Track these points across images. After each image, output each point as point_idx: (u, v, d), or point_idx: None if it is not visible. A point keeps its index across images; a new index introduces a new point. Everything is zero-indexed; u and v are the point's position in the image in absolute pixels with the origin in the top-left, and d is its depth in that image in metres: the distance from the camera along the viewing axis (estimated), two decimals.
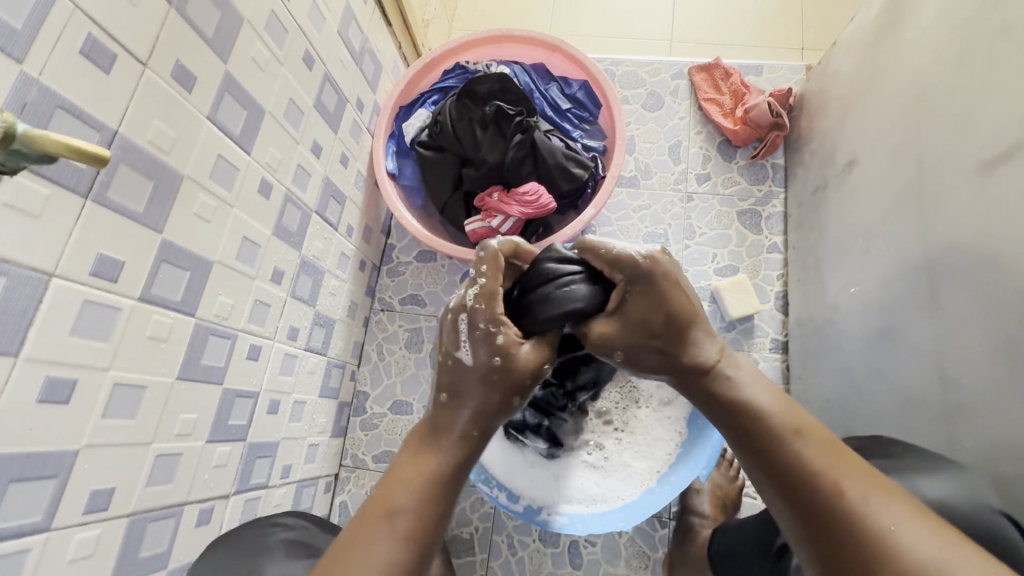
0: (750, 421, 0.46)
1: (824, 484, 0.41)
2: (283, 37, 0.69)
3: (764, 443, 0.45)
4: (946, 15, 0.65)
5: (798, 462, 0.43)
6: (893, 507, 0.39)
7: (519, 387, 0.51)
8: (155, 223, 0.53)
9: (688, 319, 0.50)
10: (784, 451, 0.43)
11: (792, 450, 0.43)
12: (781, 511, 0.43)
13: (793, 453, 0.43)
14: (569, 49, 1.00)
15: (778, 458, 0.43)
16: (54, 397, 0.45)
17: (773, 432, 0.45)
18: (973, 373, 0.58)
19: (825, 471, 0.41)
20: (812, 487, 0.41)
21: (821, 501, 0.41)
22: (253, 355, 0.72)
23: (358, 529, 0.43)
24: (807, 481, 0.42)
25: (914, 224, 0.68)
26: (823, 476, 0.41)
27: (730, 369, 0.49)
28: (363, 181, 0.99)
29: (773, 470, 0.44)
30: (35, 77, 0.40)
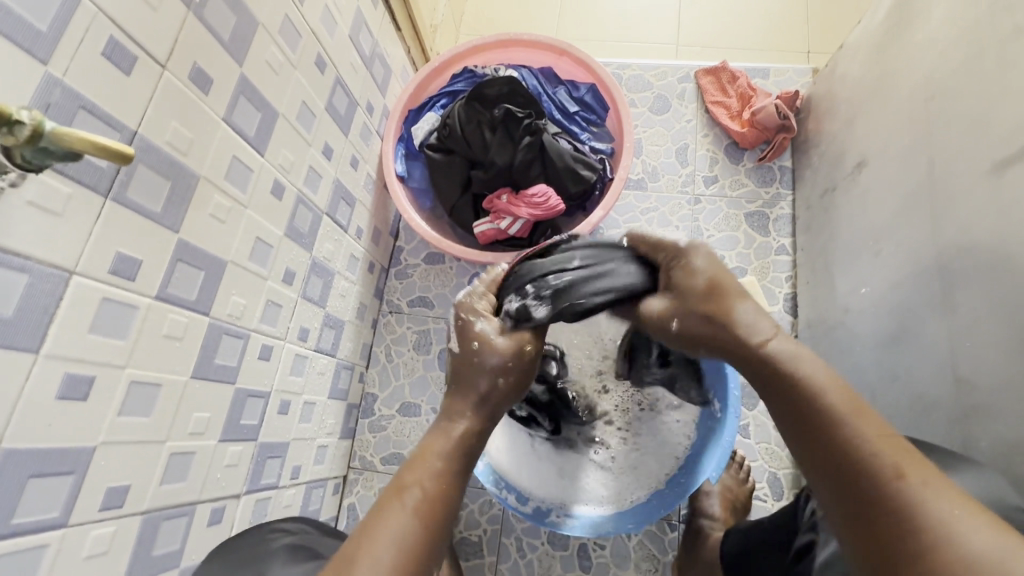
0: (803, 397, 0.46)
1: (880, 472, 0.40)
2: (296, 41, 0.70)
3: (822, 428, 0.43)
4: (956, 16, 0.65)
5: (857, 449, 0.41)
6: (958, 505, 0.37)
7: (503, 367, 0.55)
8: (171, 222, 0.53)
9: (735, 295, 0.52)
10: (844, 437, 0.42)
11: (851, 438, 0.42)
12: (829, 493, 0.42)
13: (854, 442, 0.42)
14: (577, 53, 1.00)
15: (835, 444, 0.42)
16: (73, 393, 0.46)
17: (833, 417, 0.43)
18: (987, 372, 0.58)
19: (883, 459, 0.40)
20: (870, 468, 0.40)
21: (875, 488, 0.39)
22: (264, 355, 0.72)
23: (374, 506, 0.45)
24: (863, 469, 0.40)
25: (925, 224, 0.68)
26: (884, 459, 0.40)
27: (785, 346, 0.49)
28: (373, 184, 0.99)
29: (828, 452, 0.42)
30: (59, 78, 0.41)
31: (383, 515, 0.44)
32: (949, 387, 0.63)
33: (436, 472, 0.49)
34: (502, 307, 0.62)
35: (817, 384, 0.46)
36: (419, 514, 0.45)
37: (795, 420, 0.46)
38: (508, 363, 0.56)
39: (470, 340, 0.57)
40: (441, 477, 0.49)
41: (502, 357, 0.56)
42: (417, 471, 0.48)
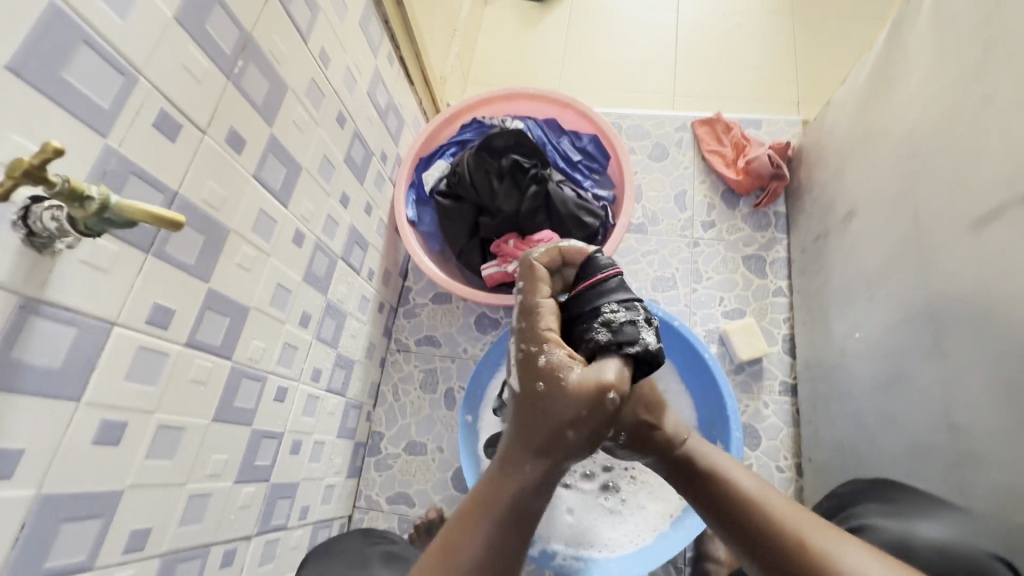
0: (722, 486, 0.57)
1: (789, 529, 0.50)
2: (320, 100, 0.75)
3: (739, 504, 0.54)
4: (932, 83, 0.70)
5: (767, 515, 0.52)
6: (850, 544, 0.47)
7: (575, 415, 0.53)
8: (203, 273, 0.57)
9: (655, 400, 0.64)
10: (754, 509, 0.53)
11: (759, 507, 0.53)
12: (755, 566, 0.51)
13: (762, 507, 0.53)
14: (580, 106, 1.06)
15: (751, 516, 0.53)
16: (107, 439, 0.48)
17: (742, 496, 0.55)
18: (979, 419, 0.60)
19: (790, 521, 0.51)
20: (779, 533, 0.50)
21: (786, 545, 0.49)
22: (280, 397, 0.75)
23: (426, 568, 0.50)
24: (773, 530, 0.51)
25: (913, 274, 0.71)
26: (789, 527, 0.50)
27: (700, 444, 0.63)
28: (384, 228, 1.04)
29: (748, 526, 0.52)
30: (115, 148, 0.45)
31: None
32: (943, 431, 0.65)
33: (490, 529, 0.52)
34: (598, 318, 0.58)
35: (731, 475, 0.58)
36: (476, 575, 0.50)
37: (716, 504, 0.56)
38: (570, 405, 0.54)
39: (534, 381, 0.56)
40: (485, 540, 0.51)
41: (568, 398, 0.54)
42: (464, 530, 0.52)
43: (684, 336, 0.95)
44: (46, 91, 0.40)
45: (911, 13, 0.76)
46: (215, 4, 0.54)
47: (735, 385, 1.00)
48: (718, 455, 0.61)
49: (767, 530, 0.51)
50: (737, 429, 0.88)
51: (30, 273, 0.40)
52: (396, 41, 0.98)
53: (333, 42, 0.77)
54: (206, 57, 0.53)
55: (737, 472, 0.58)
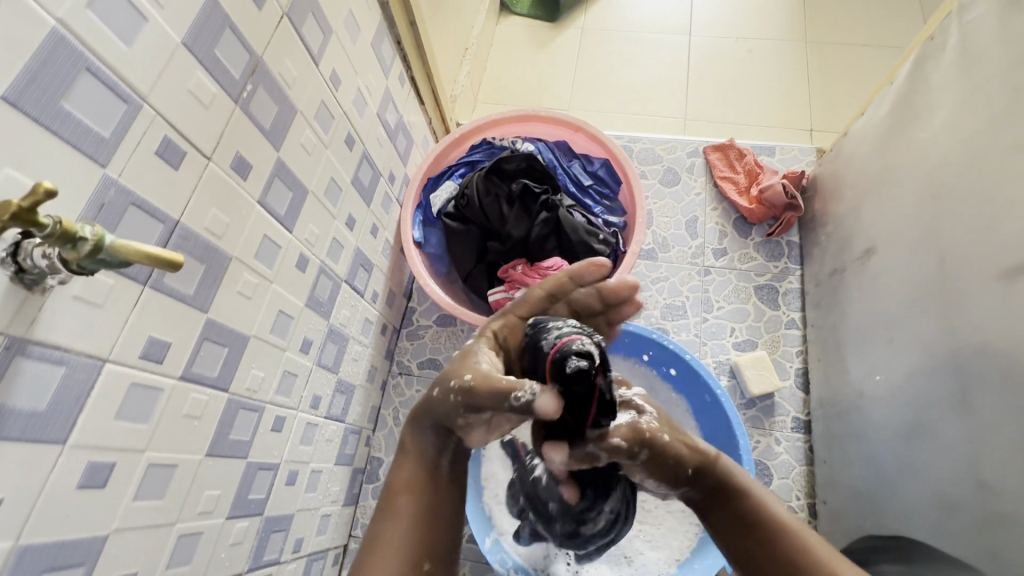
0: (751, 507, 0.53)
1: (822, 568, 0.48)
2: (329, 122, 0.74)
3: (764, 528, 0.52)
4: (958, 123, 0.68)
5: (800, 541, 0.50)
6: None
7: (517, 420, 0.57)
8: (201, 303, 0.55)
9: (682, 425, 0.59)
10: (781, 538, 0.51)
11: (795, 537, 0.51)
12: None
13: (799, 545, 0.50)
14: (592, 130, 1.05)
15: (782, 548, 0.50)
16: (93, 482, 0.46)
17: (766, 522, 0.52)
18: (1011, 479, 0.57)
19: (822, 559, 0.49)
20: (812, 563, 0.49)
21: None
22: (277, 427, 0.72)
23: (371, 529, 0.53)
24: (805, 556, 0.49)
25: (937, 319, 0.69)
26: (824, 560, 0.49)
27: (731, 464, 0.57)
28: (389, 249, 1.02)
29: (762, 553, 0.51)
30: (115, 178, 0.43)
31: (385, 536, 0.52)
32: (971, 486, 0.62)
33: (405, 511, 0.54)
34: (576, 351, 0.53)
35: (760, 496, 0.55)
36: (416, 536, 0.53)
37: (737, 531, 0.52)
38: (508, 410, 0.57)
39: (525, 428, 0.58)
40: (414, 485, 0.55)
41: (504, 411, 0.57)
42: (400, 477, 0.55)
43: (695, 368, 0.92)
44: (45, 122, 0.38)
45: (935, 49, 0.75)
46: (225, 28, 0.52)
47: (745, 420, 0.97)
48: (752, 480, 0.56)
49: (799, 555, 0.49)
50: (747, 467, 0.84)
51: (17, 312, 0.38)
52: (408, 61, 0.97)
53: (344, 64, 0.75)
54: (213, 82, 0.52)
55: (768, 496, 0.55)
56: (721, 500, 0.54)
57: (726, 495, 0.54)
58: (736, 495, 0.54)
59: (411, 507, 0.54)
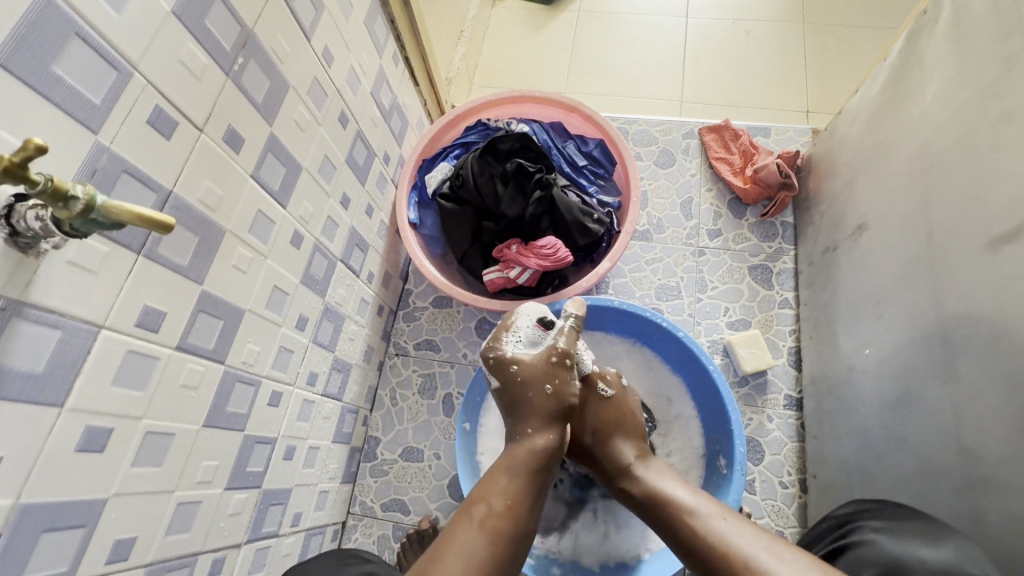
0: (665, 505, 0.65)
1: (716, 545, 0.58)
2: (323, 99, 0.74)
3: (672, 522, 0.63)
4: (949, 97, 0.69)
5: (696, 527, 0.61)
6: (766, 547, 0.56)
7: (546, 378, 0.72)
8: (196, 275, 0.55)
9: (610, 430, 0.75)
10: (683, 526, 0.62)
11: (694, 525, 0.61)
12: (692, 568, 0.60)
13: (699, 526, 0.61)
14: (586, 110, 1.04)
15: (687, 532, 0.61)
16: (91, 446, 0.46)
17: (677, 514, 0.63)
18: (991, 445, 0.58)
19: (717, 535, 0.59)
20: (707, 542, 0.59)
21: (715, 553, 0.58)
22: (274, 401, 0.73)
23: (448, 526, 0.58)
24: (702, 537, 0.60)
25: (926, 293, 0.69)
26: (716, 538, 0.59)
27: (650, 472, 0.70)
28: (385, 230, 1.02)
29: (682, 542, 0.61)
30: (107, 145, 0.44)
31: (463, 534, 0.57)
32: (953, 455, 0.63)
33: (516, 478, 0.63)
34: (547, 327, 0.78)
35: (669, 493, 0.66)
36: (486, 538, 0.57)
37: (663, 526, 0.64)
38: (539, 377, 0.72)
39: (541, 387, 0.71)
40: (504, 491, 0.62)
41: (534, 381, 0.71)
42: (489, 483, 0.63)
43: (687, 345, 0.93)
44: (35, 86, 0.38)
45: (928, 23, 0.75)
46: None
47: (738, 398, 0.98)
48: (661, 478, 0.69)
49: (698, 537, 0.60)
50: (739, 443, 0.85)
51: (12, 274, 0.38)
52: (402, 40, 0.96)
53: (337, 42, 0.75)
54: (204, 53, 0.52)
55: (676, 490, 0.67)
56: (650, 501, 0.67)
57: (648, 502, 0.67)
58: (654, 496, 0.67)
59: (496, 508, 0.60)
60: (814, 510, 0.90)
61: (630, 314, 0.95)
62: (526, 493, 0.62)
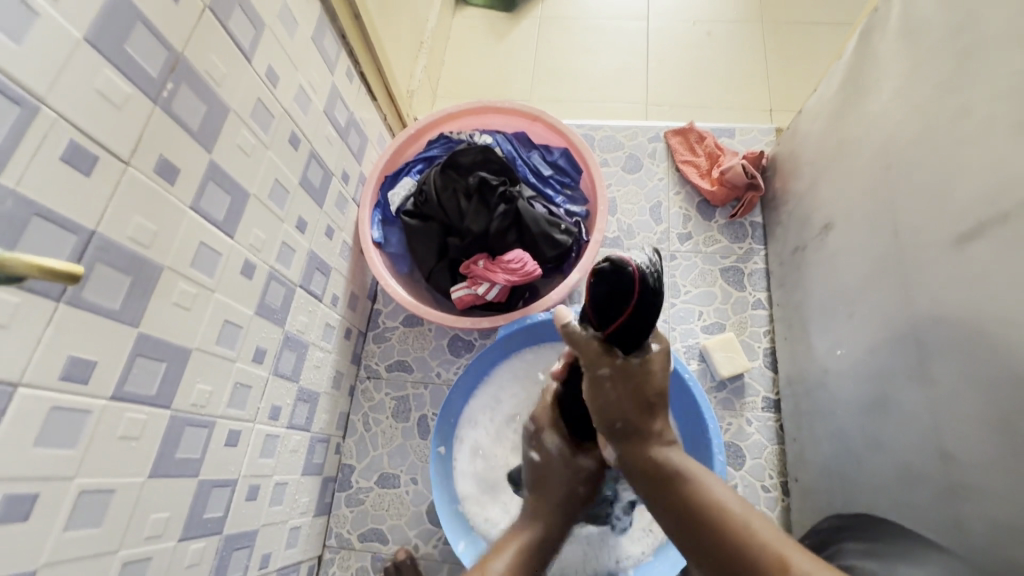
0: (693, 493, 0.53)
1: (768, 555, 0.46)
2: (269, 122, 0.71)
3: (702, 516, 0.51)
4: (905, 94, 0.69)
5: (739, 529, 0.49)
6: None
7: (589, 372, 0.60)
8: (131, 317, 0.52)
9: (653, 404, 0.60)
10: (721, 530, 0.50)
11: (739, 527, 0.49)
12: (688, 553, 0.52)
13: (747, 534, 0.48)
14: (549, 119, 1.03)
15: (720, 532, 0.50)
16: (12, 514, 0.43)
17: (712, 510, 0.51)
18: (970, 447, 0.57)
19: (772, 544, 0.47)
20: (750, 554, 0.47)
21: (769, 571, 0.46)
22: (232, 441, 0.69)
23: None
24: (745, 546, 0.48)
25: (896, 293, 0.69)
26: (767, 551, 0.47)
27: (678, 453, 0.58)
28: (349, 251, 0.99)
29: (724, 551, 0.49)
30: (12, 187, 0.40)
31: None
32: (931, 456, 0.62)
33: None
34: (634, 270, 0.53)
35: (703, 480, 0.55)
36: None
37: (679, 511, 0.53)
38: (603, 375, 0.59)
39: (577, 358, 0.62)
40: None
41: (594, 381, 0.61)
42: None
43: None
44: None
45: (880, 22, 0.75)
46: (136, 24, 0.49)
47: (716, 403, 0.97)
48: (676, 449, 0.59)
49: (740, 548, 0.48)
50: (718, 450, 0.84)
51: None
52: (356, 55, 0.94)
53: (283, 60, 0.72)
54: (127, 81, 0.49)
55: (716, 486, 0.54)
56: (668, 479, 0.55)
57: (671, 478, 0.55)
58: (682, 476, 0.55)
59: None
60: (796, 514, 0.89)
61: None
62: None
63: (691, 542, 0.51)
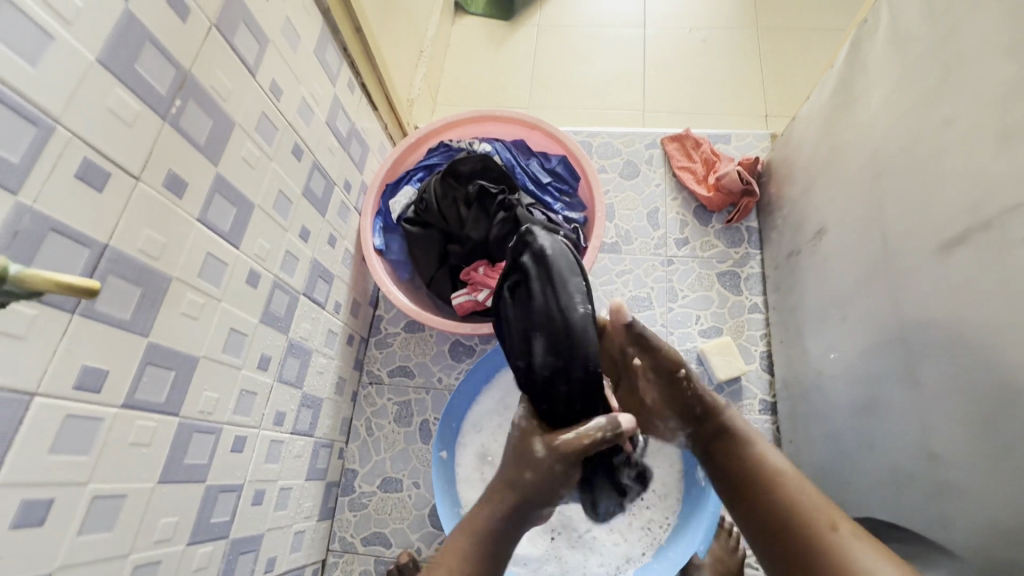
0: (756, 464, 0.61)
1: (813, 518, 0.55)
2: (273, 134, 0.72)
3: (759, 483, 0.60)
4: (893, 103, 0.70)
5: (787, 496, 0.57)
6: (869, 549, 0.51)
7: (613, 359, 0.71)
8: (141, 327, 0.53)
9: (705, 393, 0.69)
10: (773, 496, 0.58)
11: (792, 494, 0.57)
12: (743, 513, 0.60)
13: (798, 503, 0.56)
14: (547, 127, 1.05)
15: (771, 498, 0.58)
16: (29, 519, 0.44)
17: (766, 479, 0.59)
18: (958, 449, 0.58)
19: (821, 510, 0.55)
20: (800, 516, 0.55)
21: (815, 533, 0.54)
22: (238, 447, 0.71)
23: None
24: (798, 510, 0.56)
25: (885, 297, 0.71)
26: (815, 515, 0.55)
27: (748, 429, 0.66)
28: (351, 258, 1.01)
29: (779, 513, 0.57)
30: (29, 205, 0.42)
31: None
32: (921, 457, 0.64)
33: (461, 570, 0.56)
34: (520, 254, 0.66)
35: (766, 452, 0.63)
36: None
37: (740, 478, 0.62)
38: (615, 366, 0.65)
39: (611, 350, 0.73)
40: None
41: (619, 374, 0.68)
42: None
43: None
44: None
45: (869, 32, 0.77)
46: (146, 44, 0.51)
47: None
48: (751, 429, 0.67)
49: (790, 512, 0.56)
50: None
51: None
52: (357, 67, 0.95)
53: (286, 74, 0.74)
54: (137, 99, 0.50)
55: (775, 458, 0.62)
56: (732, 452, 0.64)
57: (735, 451, 0.64)
58: (741, 450, 0.64)
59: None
60: None
61: None
62: None
63: (744, 505, 0.60)
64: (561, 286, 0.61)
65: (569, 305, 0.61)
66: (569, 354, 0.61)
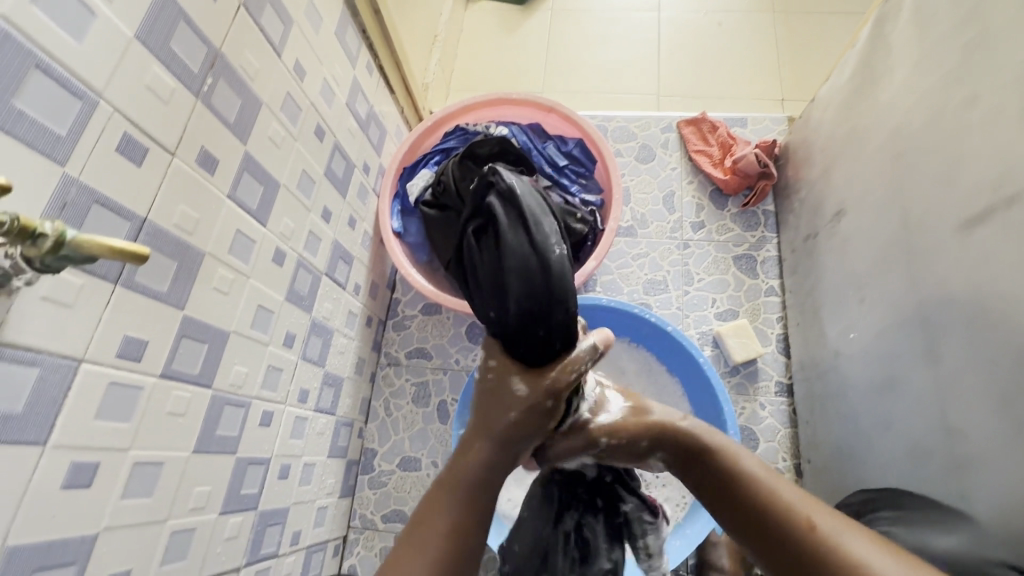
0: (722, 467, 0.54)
1: (797, 517, 0.48)
2: (297, 115, 0.73)
3: (730, 486, 0.53)
4: (915, 82, 0.70)
5: (763, 493, 0.51)
6: (857, 535, 0.47)
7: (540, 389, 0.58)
8: (177, 300, 0.55)
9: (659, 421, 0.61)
10: (747, 499, 0.51)
11: (769, 497, 0.50)
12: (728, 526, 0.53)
13: (775, 501, 0.50)
14: (564, 110, 1.05)
15: (745, 502, 0.51)
16: (77, 482, 0.46)
17: (737, 480, 0.53)
18: (978, 424, 0.59)
19: (798, 507, 0.49)
20: (778, 521, 0.49)
21: (798, 540, 0.47)
22: (266, 421, 0.72)
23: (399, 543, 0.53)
24: (775, 512, 0.49)
25: (904, 276, 0.71)
26: (795, 512, 0.49)
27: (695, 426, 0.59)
28: (369, 240, 1.02)
29: (756, 516, 0.50)
30: (75, 176, 0.43)
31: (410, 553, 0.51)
32: (940, 434, 0.64)
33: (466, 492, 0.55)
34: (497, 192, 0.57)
35: (726, 449, 0.56)
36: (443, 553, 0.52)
37: (711, 489, 0.54)
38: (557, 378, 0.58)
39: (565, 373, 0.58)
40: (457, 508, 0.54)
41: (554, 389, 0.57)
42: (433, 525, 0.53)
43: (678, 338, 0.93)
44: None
45: (892, 10, 0.76)
46: (179, 22, 0.52)
47: (730, 387, 0.99)
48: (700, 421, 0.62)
49: (771, 516, 0.49)
50: (732, 429, 0.86)
51: None
52: (375, 50, 0.96)
53: (309, 55, 0.75)
54: (171, 77, 0.51)
55: (738, 451, 0.56)
56: (690, 462, 0.57)
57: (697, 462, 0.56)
58: (702, 454, 0.56)
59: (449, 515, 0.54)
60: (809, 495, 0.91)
61: (621, 311, 0.96)
62: (472, 510, 0.54)
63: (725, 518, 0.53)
64: (533, 224, 0.54)
65: (544, 245, 0.54)
66: (543, 293, 0.53)
